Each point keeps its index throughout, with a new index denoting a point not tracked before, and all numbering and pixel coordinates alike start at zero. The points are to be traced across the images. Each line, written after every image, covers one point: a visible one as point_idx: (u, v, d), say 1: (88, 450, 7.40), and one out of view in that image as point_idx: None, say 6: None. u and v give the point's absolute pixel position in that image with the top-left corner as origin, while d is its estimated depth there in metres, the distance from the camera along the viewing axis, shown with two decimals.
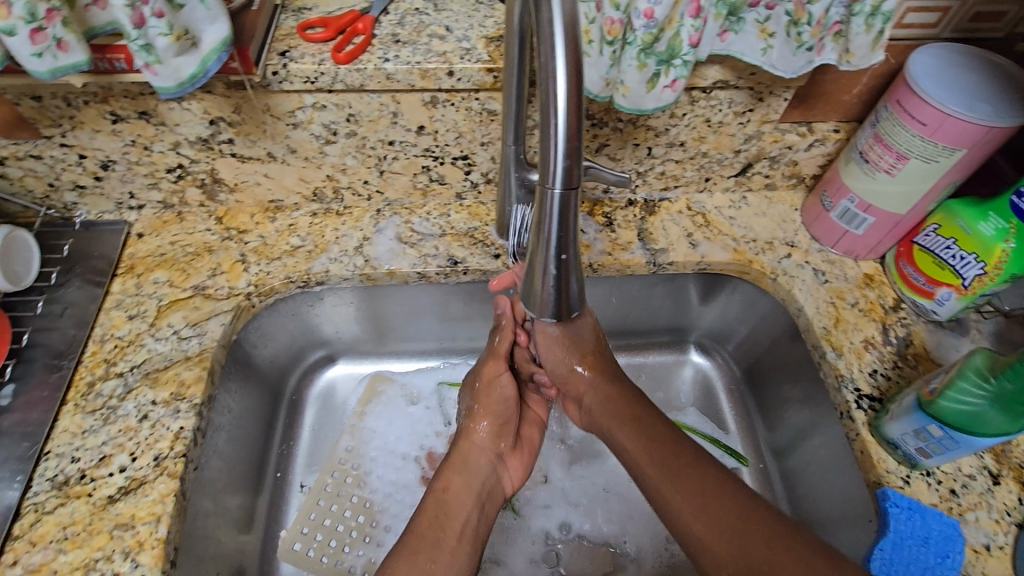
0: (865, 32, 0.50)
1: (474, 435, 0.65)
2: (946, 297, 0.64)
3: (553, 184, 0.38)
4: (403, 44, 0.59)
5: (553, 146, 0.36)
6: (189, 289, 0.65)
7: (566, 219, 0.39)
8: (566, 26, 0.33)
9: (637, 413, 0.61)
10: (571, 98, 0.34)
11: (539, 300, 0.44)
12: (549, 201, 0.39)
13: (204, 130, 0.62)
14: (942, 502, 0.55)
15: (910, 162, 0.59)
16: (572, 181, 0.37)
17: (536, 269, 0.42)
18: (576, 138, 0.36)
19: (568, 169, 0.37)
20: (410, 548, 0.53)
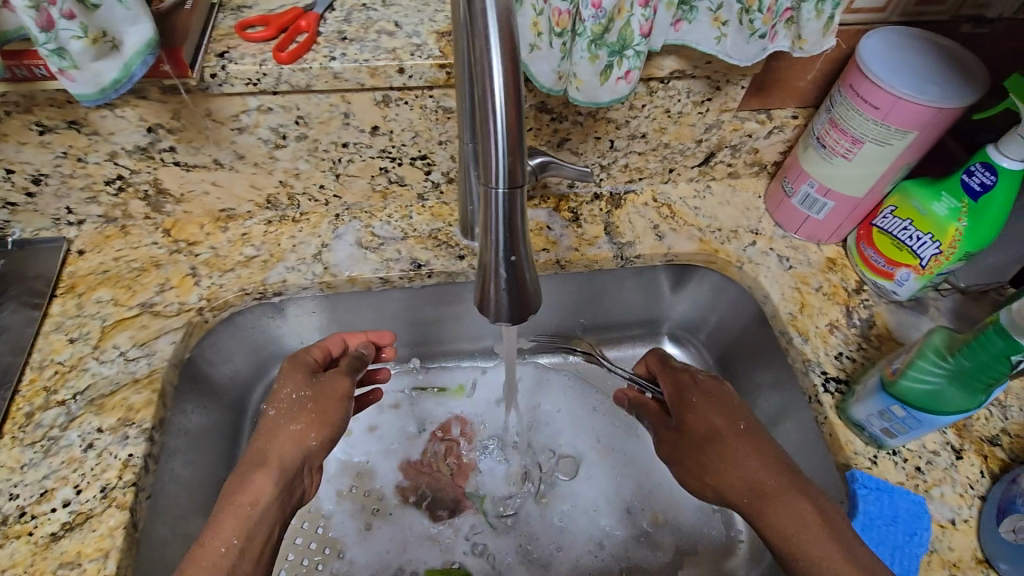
0: (815, 18, 0.50)
1: (298, 435, 0.56)
2: (905, 277, 0.65)
3: (496, 183, 0.36)
4: (350, 42, 0.56)
5: (492, 145, 0.34)
6: (135, 307, 0.62)
7: (513, 219, 0.38)
8: (499, 19, 0.31)
9: (795, 523, 0.49)
10: (509, 94, 0.33)
11: (493, 304, 0.42)
12: (493, 201, 0.37)
13: (141, 138, 0.59)
14: (908, 480, 0.56)
15: (865, 146, 0.60)
16: (516, 179, 0.36)
17: (488, 273, 0.41)
18: (517, 135, 0.34)
19: (511, 167, 0.35)
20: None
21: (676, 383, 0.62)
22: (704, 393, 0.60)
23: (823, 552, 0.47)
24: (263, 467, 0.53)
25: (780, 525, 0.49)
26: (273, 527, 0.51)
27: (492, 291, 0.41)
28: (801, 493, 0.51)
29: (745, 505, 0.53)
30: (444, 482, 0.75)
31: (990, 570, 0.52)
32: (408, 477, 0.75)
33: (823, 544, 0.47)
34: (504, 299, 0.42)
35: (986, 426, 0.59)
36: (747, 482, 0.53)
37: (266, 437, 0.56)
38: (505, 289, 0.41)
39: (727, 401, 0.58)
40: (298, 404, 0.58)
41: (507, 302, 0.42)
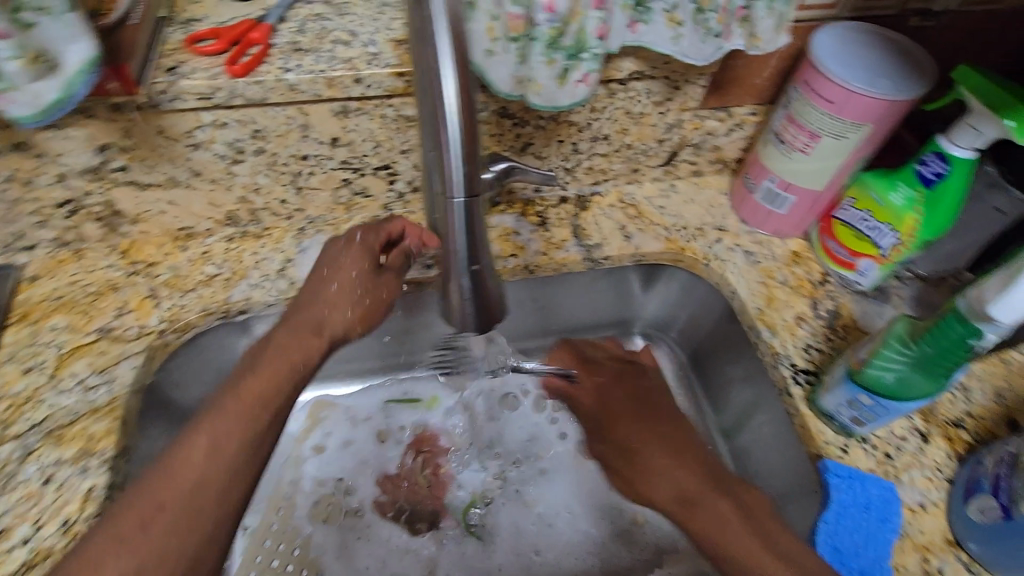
0: (768, 16, 0.51)
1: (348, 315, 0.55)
2: (868, 267, 0.66)
3: (454, 192, 0.35)
4: (304, 52, 0.55)
5: (448, 153, 0.33)
6: (92, 333, 0.60)
7: (473, 228, 0.37)
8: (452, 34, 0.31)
9: (718, 526, 0.49)
10: (462, 104, 0.32)
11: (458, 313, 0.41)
12: (452, 211, 0.36)
13: (91, 158, 0.57)
14: (878, 466, 0.57)
15: (822, 140, 0.61)
16: (474, 188, 0.35)
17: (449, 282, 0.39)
18: (473, 143, 0.34)
19: (468, 175, 0.34)
20: (230, 402, 0.48)
21: (603, 385, 0.62)
22: (630, 396, 0.59)
23: (745, 546, 0.48)
24: (318, 337, 0.53)
25: (703, 528, 0.49)
26: (313, 376, 0.53)
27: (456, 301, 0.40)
28: (721, 492, 0.51)
29: (675, 513, 0.52)
30: (424, 494, 0.75)
31: (960, 550, 0.53)
32: (386, 492, 0.74)
33: (744, 541, 0.48)
34: (469, 306, 0.39)
35: (951, 410, 0.60)
36: (674, 490, 0.52)
37: (324, 303, 0.54)
38: (469, 297, 0.39)
39: (649, 403, 0.58)
40: (357, 292, 0.55)
41: (473, 310, 0.39)
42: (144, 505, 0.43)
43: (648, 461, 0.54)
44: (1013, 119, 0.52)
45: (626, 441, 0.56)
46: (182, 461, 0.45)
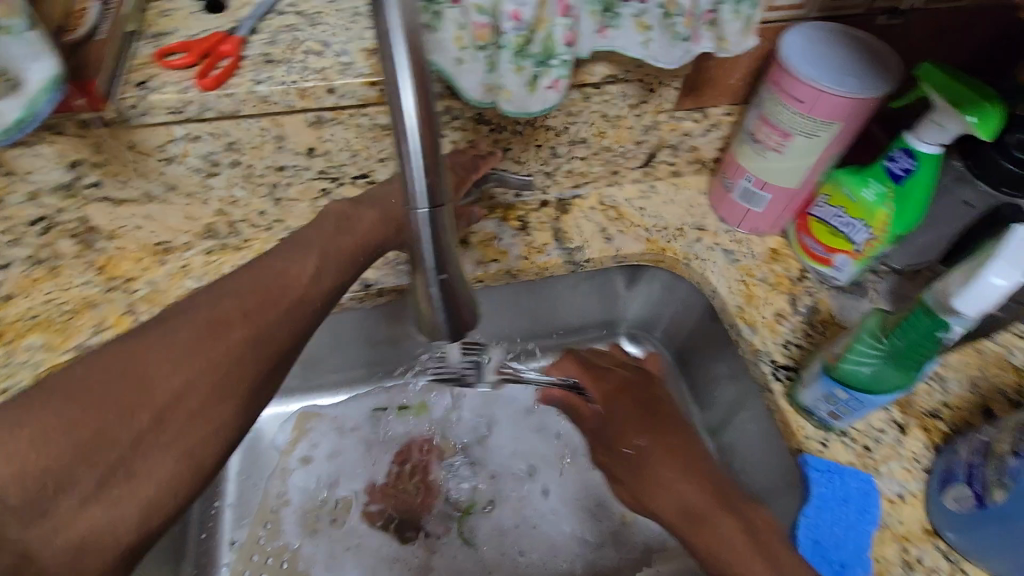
0: (734, 19, 0.52)
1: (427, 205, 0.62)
2: (843, 263, 0.67)
3: (416, 203, 0.33)
4: (276, 64, 0.55)
5: (408, 163, 0.32)
6: (69, 351, 0.58)
7: (441, 238, 0.34)
8: (409, 40, 0.30)
9: (724, 545, 0.49)
10: (421, 113, 0.31)
11: (430, 328, 0.37)
12: (416, 223, 0.33)
13: (63, 175, 0.57)
14: (858, 459, 0.58)
15: (794, 139, 0.62)
16: (438, 197, 0.33)
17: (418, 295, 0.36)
18: (434, 152, 0.32)
19: (431, 184, 0.32)
20: (328, 231, 0.55)
21: (609, 394, 0.62)
22: (637, 405, 0.60)
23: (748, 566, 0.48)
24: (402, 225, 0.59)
25: (707, 544, 0.50)
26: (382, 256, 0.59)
27: (428, 316, 0.36)
28: (729, 510, 0.51)
29: (676, 526, 0.52)
30: (412, 503, 0.74)
31: (938, 539, 0.54)
32: (375, 501, 0.74)
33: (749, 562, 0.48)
34: (440, 317, 0.36)
35: (928, 401, 0.61)
36: (677, 503, 0.52)
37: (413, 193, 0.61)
38: (440, 308, 0.36)
39: (656, 413, 0.59)
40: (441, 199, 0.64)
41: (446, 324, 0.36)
42: (258, 294, 0.48)
43: (656, 469, 0.54)
44: (975, 114, 0.53)
45: (635, 452, 0.56)
46: (293, 277, 0.50)
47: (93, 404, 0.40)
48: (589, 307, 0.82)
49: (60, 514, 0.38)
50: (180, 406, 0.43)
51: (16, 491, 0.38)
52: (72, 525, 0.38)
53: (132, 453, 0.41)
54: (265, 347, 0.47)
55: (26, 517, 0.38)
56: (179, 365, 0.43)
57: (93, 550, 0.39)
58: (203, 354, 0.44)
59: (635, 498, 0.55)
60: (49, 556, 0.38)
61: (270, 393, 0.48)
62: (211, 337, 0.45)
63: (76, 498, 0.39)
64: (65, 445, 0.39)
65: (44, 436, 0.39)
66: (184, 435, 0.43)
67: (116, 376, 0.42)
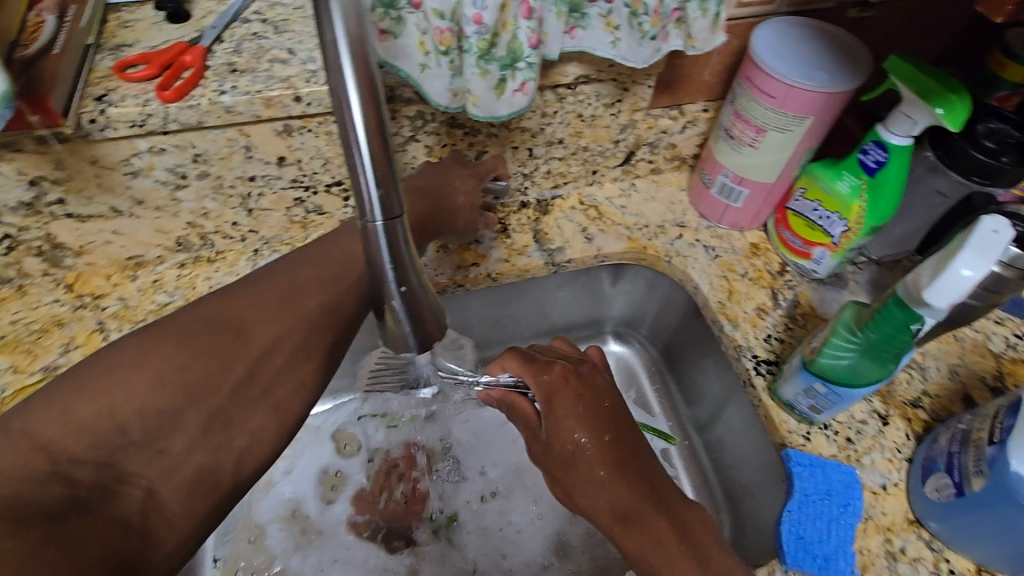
0: (701, 17, 0.51)
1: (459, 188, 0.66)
2: (822, 256, 0.67)
3: (372, 215, 0.31)
4: (240, 73, 0.54)
5: (361, 174, 0.30)
6: (37, 372, 0.57)
7: (400, 250, 0.33)
8: (352, 45, 0.27)
9: (651, 543, 0.50)
10: (371, 123, 0.29)
11: (395, 339, 0.36)
12: (373, 236, 0.32)
13: (24, 193, 0.55)
14: (840, 452, 0.58)
15: (768, 134, 0.62)
16: (393, 209, 0.31)
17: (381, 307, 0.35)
18: (388, 162, 0.30)
19: (385, 196, 0.31)
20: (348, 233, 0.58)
21: (550, 385, 0.57)
22: (581, 399, 0.55)
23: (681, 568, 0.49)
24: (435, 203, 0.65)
25: (637, 547, 0.51)
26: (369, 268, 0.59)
27: (393, 328, 0.35)
28: (663, 513, 0.51)
29: (607, 523, 0.52)
30: (399, 511, 0.74)
31: (921, 528, 0.54)
32: (361, 512, 0.73)
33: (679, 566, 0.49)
34: (405, 330, 0.35)
35: (908, 390, 0.61)
36: (610, 503, 0.52)
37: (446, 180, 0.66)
38: (404, 321, 0.34)
39: (597, 406, 0.55)
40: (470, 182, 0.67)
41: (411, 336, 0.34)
42: (328, 267, 0.55)
43: (594, 471, 0.53)
44: (942, 106, 0.54)
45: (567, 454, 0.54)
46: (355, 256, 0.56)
47: (200, 358, 0.48)
48: (574, 305, 0.81)
49: (173, 453, 0.46)
50: (263, 368, 0.51)
51: (139, 427, 0.44)
52: (183, 466, 0.46)
53: (229, 405, 0.49)
54: (316, 326, 0.53)
55: (144, 453, 0.44)
56: (271, 324, 0.51)
57: (201, 488, 0.47)
58: (289, 317, 0.52)
59: (565, 489, 0.55)
60: (167, 492, 0.45)
61: (314, 370, 0.53)
62: (293, 303, 0.53)
63: (184, 442, 0.46)
64: (175, 387, 0.46)
65: (162, 378, 0.46)
66: (261, 399, 0.50)
67: (214, 334, 0.49)
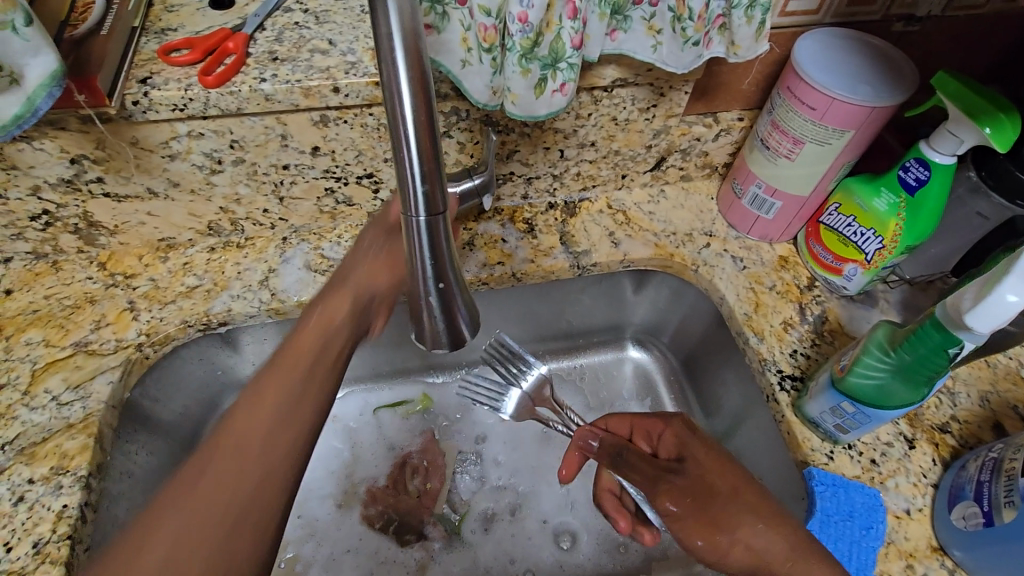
0: (746, 24, 0.50)
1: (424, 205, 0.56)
2: (853, 272, 0.66)
3: (415, 211, 0.31)
4: (281, 62, 0.54)
5: (407, 170, 0.30)
6: (68, 347, 0.58)
7: (438, 246, 0.33)
8: (407, 40, 0.27)
9: None
10: (421, 119, 0.29)
11: (426, 334, 0.36)
12: (414, 231, 0.32)
13: (65, 170, 0.56)
14: (864, 473, 0.57)
15: (806, 146, 0.61)
16: (436, 206, 0.31)
17: (415, 302, 0.35)
18: (434, 159, 0.30)
19: (429, 193, 0.31)
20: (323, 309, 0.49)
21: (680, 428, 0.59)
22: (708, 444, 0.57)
23: None
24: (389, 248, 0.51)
25: None
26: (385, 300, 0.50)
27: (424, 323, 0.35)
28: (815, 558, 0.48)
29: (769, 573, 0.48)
30: (411, 505, 0.74)
31: (944, 556, 0.53)
32: (374, 504, 0.73)
33: None
34: (439, 327, 0.35)
35: (936, 414, 0.60)
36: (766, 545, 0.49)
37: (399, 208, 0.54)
38: (438, 317, 0.35)
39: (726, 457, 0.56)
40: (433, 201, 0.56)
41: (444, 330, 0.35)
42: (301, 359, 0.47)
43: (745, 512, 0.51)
44: (989, 126, 0.52)
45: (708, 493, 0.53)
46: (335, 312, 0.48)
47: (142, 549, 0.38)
48: (594, 311, 0.81)
49: None
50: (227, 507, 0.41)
51: None
52: None
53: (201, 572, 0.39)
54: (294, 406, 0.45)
55: None
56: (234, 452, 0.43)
57: None
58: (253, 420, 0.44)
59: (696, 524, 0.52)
60: None
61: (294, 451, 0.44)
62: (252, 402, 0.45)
63: None
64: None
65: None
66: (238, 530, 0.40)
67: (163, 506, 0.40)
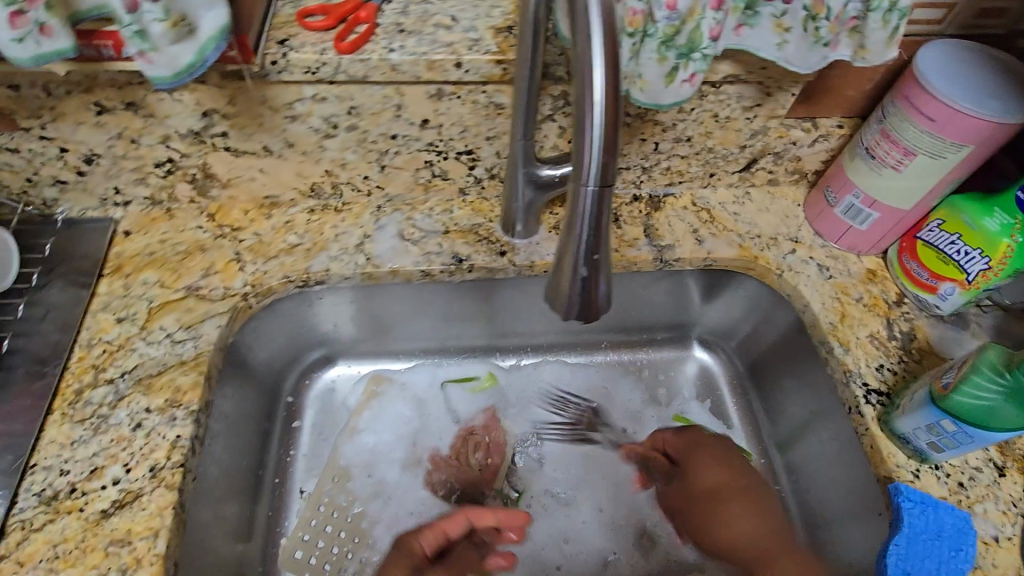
0: (881, 28, 0.49)
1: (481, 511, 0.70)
2: (949, 292, 0.65)
3: (587, 180, 0.35)
4: (407, 34, 0.56)
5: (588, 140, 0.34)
6: (180, 290, 0.62)
7: (599, 218, 0.36)
8: (605, 26, 0.32)
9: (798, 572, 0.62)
10: (608, 94, 0.33)
11: (566, 301, 0.40)
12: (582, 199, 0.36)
13: (196, 122, 0.59)
14: (951, 494, 0.56)
15: (917, 158, 0.60)
16: (607, 177, 0.35)
17: (565, 267, 0.39)
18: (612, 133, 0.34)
19: (604, 164, 0.34)
20: None
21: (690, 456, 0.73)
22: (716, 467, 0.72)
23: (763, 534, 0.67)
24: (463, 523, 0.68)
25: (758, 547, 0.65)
26: None
27: (566, 289, 0.39)
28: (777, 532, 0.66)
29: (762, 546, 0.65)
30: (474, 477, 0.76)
31: None
32: (439, 472, 0.76)
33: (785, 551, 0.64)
34: (577, 297, 0.39)
35: None
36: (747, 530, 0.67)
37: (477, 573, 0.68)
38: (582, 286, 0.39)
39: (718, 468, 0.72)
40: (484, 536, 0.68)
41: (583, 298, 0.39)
42: None
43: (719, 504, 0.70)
44: None
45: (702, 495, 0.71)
46: None
47: None
48: (661, 308, 0.81)
49: None
50: None
51: None
52: None
53: None
54: None
55: None
56: None
57: None
58: None
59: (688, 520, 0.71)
60: None
61: None
62: None
63: None
64: None
65: None
66: None
67: None
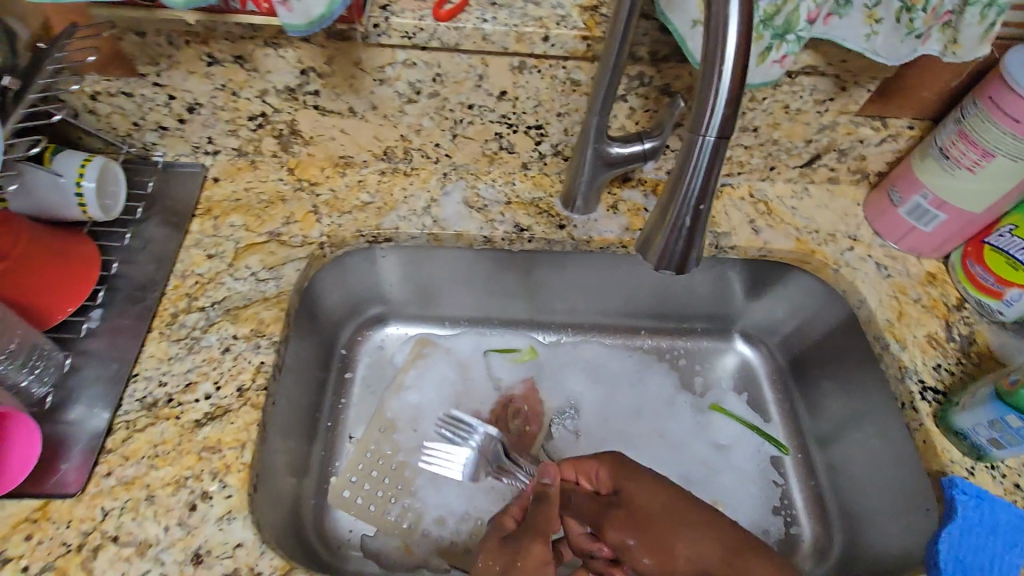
0: (976, 24, 0.50)
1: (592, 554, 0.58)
2: (1017, 297, 0.63)
3: (707, 132, 0.40)
4: (499, 7, 0.59)
5: (712, 97, 0.39)
6: (264, 234, 0.66)
7: (711, 171, 0.41)
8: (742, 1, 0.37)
9: None
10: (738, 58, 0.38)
11: (665, 250, 0.45)
12: (699, 150, 0.40)
13: (293, 79, 0.64)
14: (1006, 494, 0.57)
15: (996, 159, 0.59)
16: (726, 131, 0.40)
17: (669, 217, 0.43)
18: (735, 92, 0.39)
19: (726, 118, 0.39)
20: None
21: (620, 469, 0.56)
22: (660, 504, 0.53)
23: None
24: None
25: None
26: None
27: (665, 239, 0.44)
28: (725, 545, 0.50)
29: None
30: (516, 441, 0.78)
31: None
32: None
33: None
34: (678, 245, 0.44)
35: None
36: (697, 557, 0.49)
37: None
38: (682, 236, 0.44)
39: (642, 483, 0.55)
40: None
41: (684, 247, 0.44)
42: None
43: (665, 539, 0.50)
44: None
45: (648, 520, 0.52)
46: None
47: None
48: (707, 296, 0.81)
49: None
50: None
51: None
52: None
53: None
54: None
55: None
56: None
57: None
58: None
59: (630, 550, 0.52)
60: None
61: None
62: None
63: None
64: None
65: None
66: None
67: None
